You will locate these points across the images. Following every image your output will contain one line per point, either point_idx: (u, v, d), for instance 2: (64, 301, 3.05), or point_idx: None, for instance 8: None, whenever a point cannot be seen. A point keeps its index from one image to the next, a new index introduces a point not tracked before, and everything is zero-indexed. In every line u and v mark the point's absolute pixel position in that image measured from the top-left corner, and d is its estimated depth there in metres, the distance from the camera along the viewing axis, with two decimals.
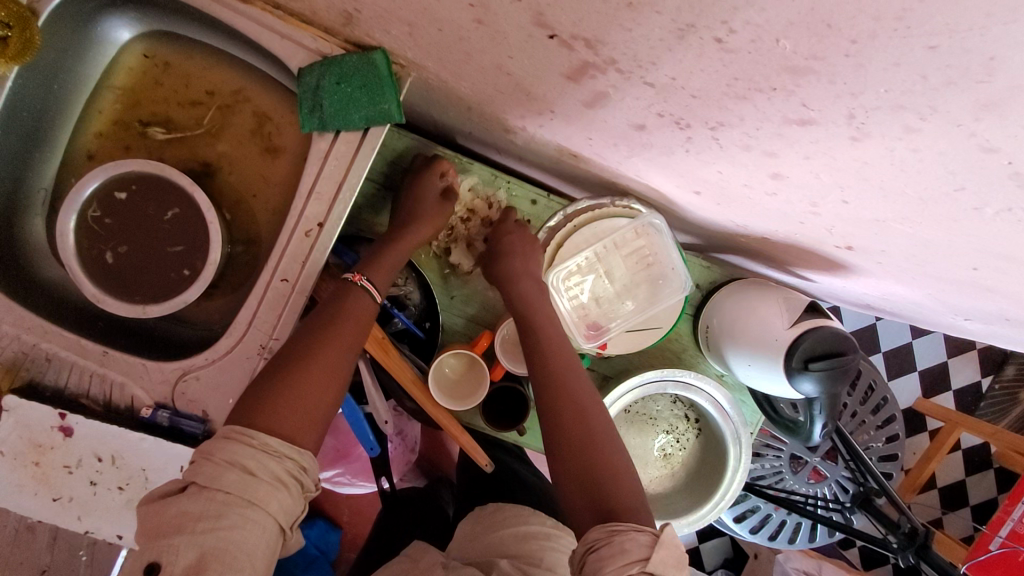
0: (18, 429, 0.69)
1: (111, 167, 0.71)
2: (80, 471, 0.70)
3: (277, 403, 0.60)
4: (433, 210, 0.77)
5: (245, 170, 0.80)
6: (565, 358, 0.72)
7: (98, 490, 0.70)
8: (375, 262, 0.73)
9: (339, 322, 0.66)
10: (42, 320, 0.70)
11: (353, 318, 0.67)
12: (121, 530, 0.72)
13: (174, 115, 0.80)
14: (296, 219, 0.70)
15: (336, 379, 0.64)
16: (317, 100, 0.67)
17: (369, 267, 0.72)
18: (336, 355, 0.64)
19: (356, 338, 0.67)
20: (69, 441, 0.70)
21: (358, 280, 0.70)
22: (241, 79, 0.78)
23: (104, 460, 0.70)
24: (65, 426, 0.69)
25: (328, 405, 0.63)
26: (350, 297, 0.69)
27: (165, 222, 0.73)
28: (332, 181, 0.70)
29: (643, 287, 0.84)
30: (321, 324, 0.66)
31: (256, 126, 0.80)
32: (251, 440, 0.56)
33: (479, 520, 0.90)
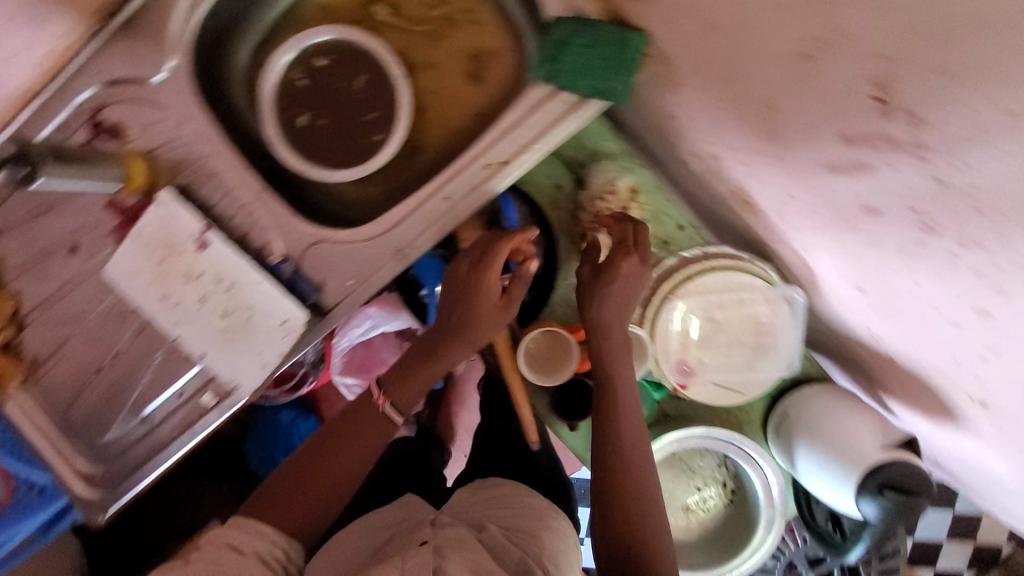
0: (163, 223, 0.72)
1: (313, 32, 0.74)
2: (196, 284, 0.73)
3: (279, 501, 0.67)
4: (483, 322, 0.70)
5: (444, 83, 0.82)
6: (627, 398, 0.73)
7: (203, 307, 0.73)
8: (439, 352, 0.72)
9: (374, 404, 0.73)
10: (222, 138, 0.73)
11: (364, 442, 0.72)
12: (205, 350, 0.74)
13: (404, 3, 0.81)
14: (481, 149, 0.72)
15: (359, 455, 0.71)
16: (556, 52, 0.68)
17: (392, 386, 0.73)
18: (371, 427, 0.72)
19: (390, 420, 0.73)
20: (199, 253, 0.72)
21: (380, 404, 0.72)
22: (480, 1, 0.80)
23: (221, 284, 0.73)
24: (201, 239, 0.72)
25: (351, 467, 0.71)
26: (375, 423, 0.72)
27: (353, 91, 0.76)
28: (532, 129, 0.71)
29: (745, 350, 0.85)
30: (343, 421, 0.73)
31: (473, 49, 0.82)
32: (248, 539, 0.62)
33: (479, 492, 0.91)
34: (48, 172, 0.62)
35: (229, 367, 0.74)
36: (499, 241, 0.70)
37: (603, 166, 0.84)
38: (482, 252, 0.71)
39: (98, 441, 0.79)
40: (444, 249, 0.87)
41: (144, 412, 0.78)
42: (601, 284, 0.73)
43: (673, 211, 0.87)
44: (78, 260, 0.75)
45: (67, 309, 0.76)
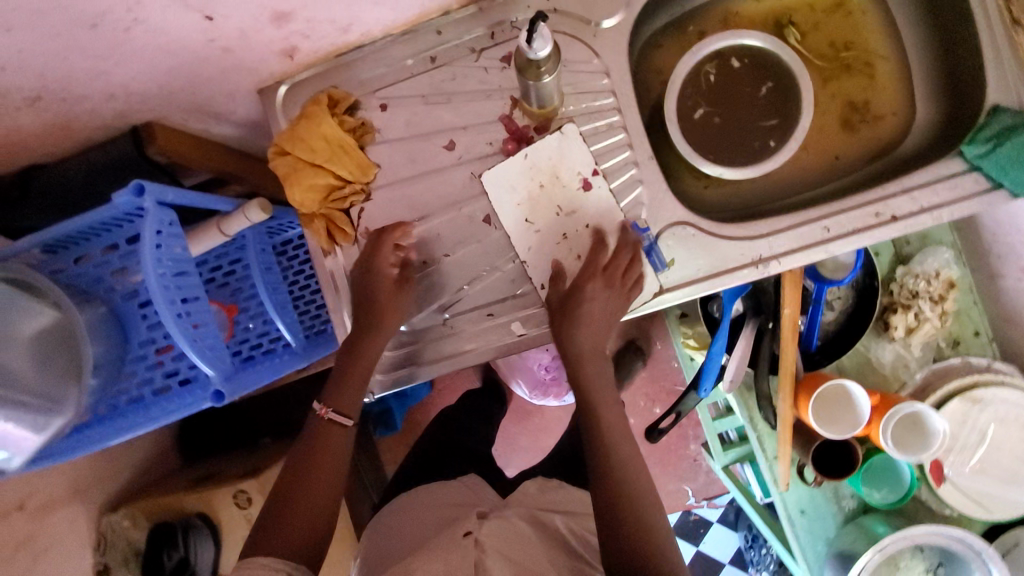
0: (557, 153, 0.74)
1: (750, 36, 0.77)
2: (565, 221, 0.74)
3: (278, 529, 0.65)
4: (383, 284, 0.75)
5: (820, 122, 0.85)
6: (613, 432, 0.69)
7: (562, 243, 0.74)
8: (347, 391, 0.74)
9: (315, 452, 0.71)
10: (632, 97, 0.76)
11: (330, 455, 0.72)
12: (547, 283, 0.74)
13: (817, 39, 0.85)
14: (878, 198, 0.73)
15: (328, 468, 0.71)
16: (999, 138, 0.70)
17: (332, 393, 0.74)
18: (315, 476, 0.70)
19: (333, 467, 0.71)
20: (582, 195, 0.74)
21: (323, 413, 0.73)
22: (886, 65, 0.84)
23: (588, 229, 0.74)
24: (587, 181, 0.74)
25: (326, 473, 0.70)
26: (328, 435, 0.72)
27: (758, 96, 0.79)
28: (933, 198, 0.72)
29: (1007, 473, 0.84)
30: (303, 460, 0.71)
31: (861, 103, 0.84)
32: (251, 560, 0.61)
33: (545, 489, 0.96)
34: (548, 77, 0.67)
35: None
36: (371, 250, 0.76)
37: (934, 252, 0.86)
38: (374, 243, 0.75)
39: None
40: None
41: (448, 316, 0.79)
42: (580, 291, 0.70)
43: (973, 317, 0.87)
44: (449, 157, 0.78)
45: (421, 195, 0.79)
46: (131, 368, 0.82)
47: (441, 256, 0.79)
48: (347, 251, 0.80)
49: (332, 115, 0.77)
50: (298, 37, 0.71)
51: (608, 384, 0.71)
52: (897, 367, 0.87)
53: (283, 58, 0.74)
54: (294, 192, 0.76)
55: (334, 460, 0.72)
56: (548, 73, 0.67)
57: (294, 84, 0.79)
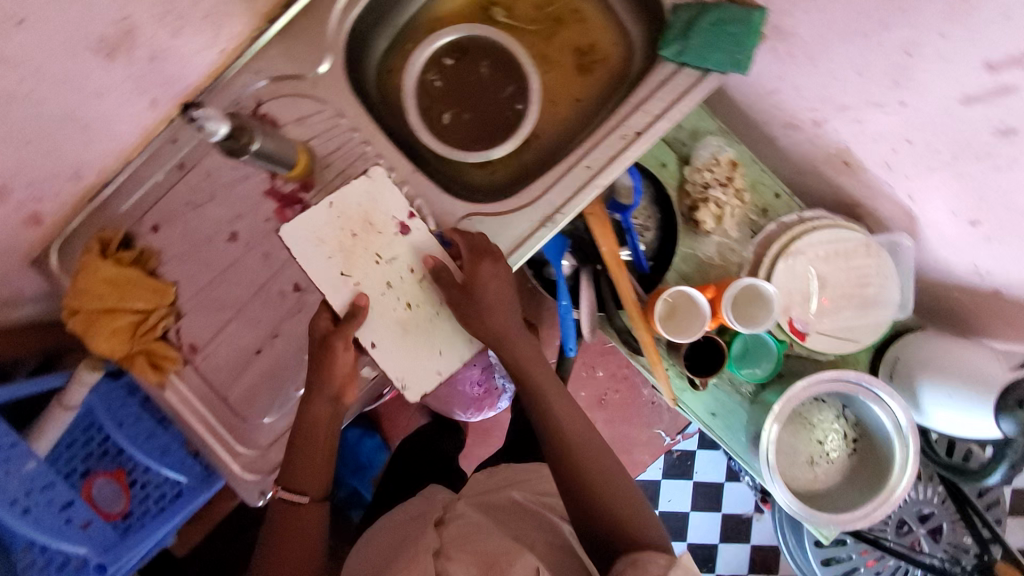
0: (368, 201, 0.73)
1: (447, 31, 0.82)
2: (390, 268, 0.73)
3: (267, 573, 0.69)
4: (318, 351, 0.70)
5: (557, 75, 0.91)
6: (569, 414, 0.78)
7: (409, 288, 0.73)
8: (314, 471, 0.73)
9: (286, 522, 0.71)
10: (374, 124, 0.80)
11: (299, 539, 0.71)
12: (373, 338, 0.71)
13: (520, 5, 0.91)
14: (619, 123, 0.79)
15: (309, 539, 0.71)
16: (684, 33, 0.77)
17: (287, 475, 0.73)
18: (299, 543, 0.70)
19: (314, 539, 0.72)
20: (398, 239, 0.73)
21: (276, 490, 0.72)
22: (587, 3, 0.90)
23: (414, 271, 0.73)
24: (402, 224, 0.73)
25: (306, 540, 0.71)
26: (292, 512, 0.71)
27: (479, 74, 0.84)
28: (662, 102, 0.78)
29: (853, 302, 0.90)
30: (279, 533, 0.71)
31: (582, 44, 0.91)
32: None
33: (493, 477, 0.98)
34: (259, 144, 0.70)
35: None
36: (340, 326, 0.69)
37: (707, 143, 0.93)
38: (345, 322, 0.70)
39: (252, 424, 0.80)
40: (567, 226, 0.91)
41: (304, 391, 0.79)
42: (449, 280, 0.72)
43: (768, 182, 0.95)
44: (236, 247, 0.80)
45: (226, 291, 0.80)
46: None
47: (270, 339, 0.79)
48: (181, 373, 0.80)
49: (107, 258, 0.77)
50: (34, 201, 0.72)
51: (542, 363, 0.80)
52: (727, 252, 0.93)
53: (31, 228, 0.74)
54: (100, 344, 0.76)
55: (305, 546, 0.71)
56: (256, 140, 0.70)
57: (62, 244, 0.79)
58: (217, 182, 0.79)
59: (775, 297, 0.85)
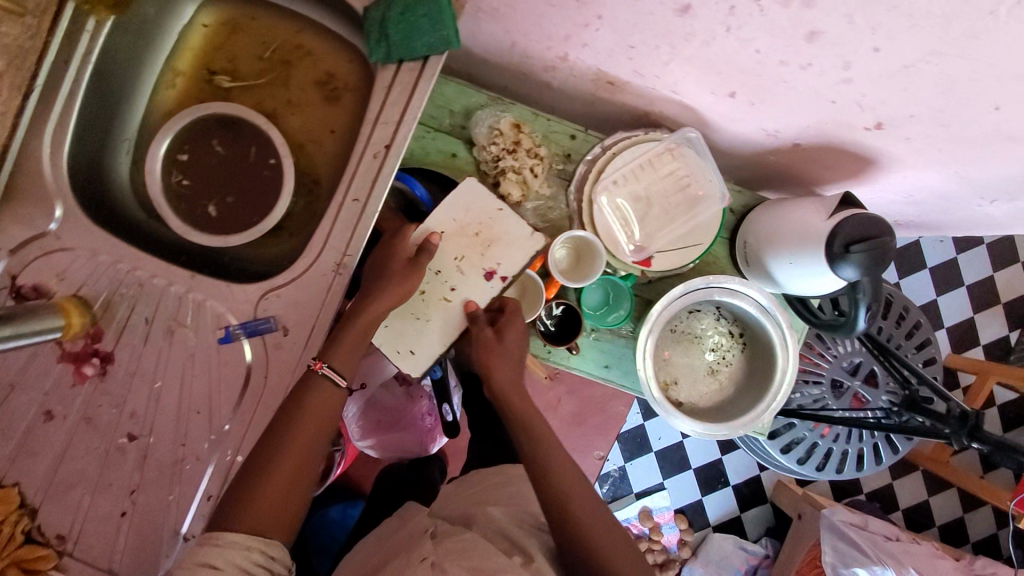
0: (489, 212, 0.82)
1: (167, 129, 0.79)
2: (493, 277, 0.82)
3: (245, 512, 0.67)
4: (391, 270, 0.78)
5: (307, 116, 0.88)
6: (544, 429, 0.79)
7: (449, 303, 0.81)
8: (342, 346, 0.75)
9: (291, 428, 0.71)
10: (134, 249, 0.77)
11: (311, 428, 0.72)
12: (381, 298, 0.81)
13: (241, 66, 0.87)
14: (365, 143, 0.76)
15: (296, 482, 0.70)
16: (383, 32, 0.75)
17: (328, 350, 0.75)
18: (288, 471, 0.70)
19: (307, 454, 0.72)
20: (482, 283, 0.81)
21: (319, 369, 0.73)
22: (303, 36, 0.87)
23: (462, 256, 0.81)
24: (490, 272, 0.81)
25: (297, 486, 0.70)
26: (321, 394, 0.73)
27: (218, 154, 0.82)
28: (397, 107, 0.76)
29: (680, 208, 0.89)
30: (281, 420, 0.72)
31: (318, 76, 0.87)
32: (217, 540, 0.64)
33: (464, 485, 0.94)
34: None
35: (250, 439, 0.76)
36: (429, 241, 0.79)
37: (482, 116, 0.90)
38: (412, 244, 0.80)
39: None
40: None
41: (183, 530, 0.77)
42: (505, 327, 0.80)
43: (560, 126, 0.92)
44: (57, 424, 0.77)
45: (69, 469, 0.77)
46: None
47: (132, 495, 0.77)
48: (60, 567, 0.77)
49: None
50: None
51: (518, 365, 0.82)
52: (552, 210, 0.92)
53: None
54: None
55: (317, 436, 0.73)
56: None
57: None
58: (10, 371, 0.76)
59: (599, 244, 0.86)
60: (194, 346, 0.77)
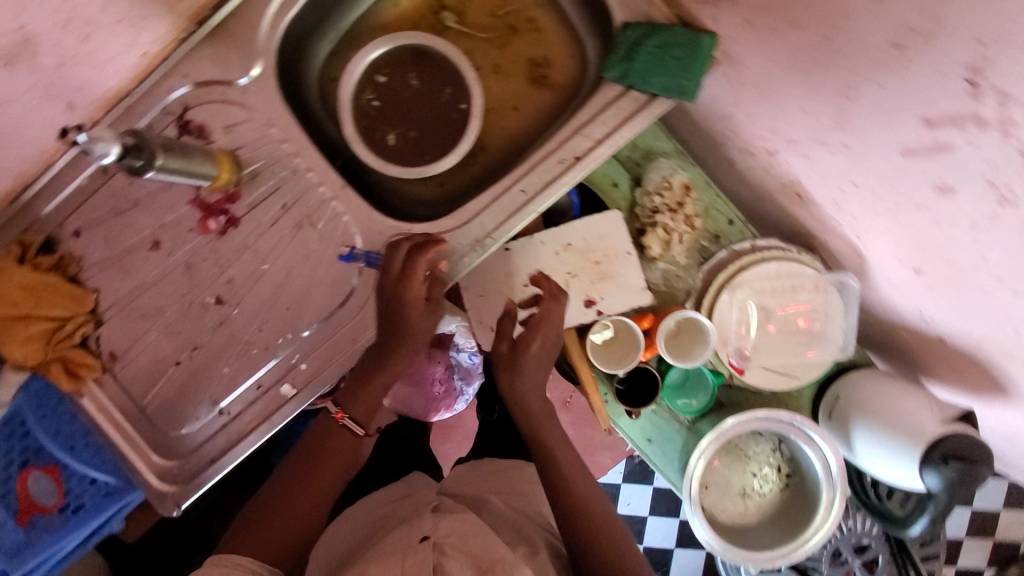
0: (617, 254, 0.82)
1: (382, 43, 0.79)
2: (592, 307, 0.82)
3: (258, 531, 0.72)
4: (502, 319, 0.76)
5: (506, 86, 0.87)
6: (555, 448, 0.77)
7: (540, 307, 0.82)
8: (364, 387, 0.78)
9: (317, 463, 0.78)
10: (303, 135, 0.77)
11: (328, 468, 0.78)
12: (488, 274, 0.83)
13: (471, 11, 0.86)
14: (557, 145, 0.75)
15: (312, 509, 0.76)
16: (630, 54, 0.72)
17: (349, 402, 0.79)
18: (310, 493, 0.76)
19: (325, 490, 0.78)
20: (577, 308, 0.82)
21: (340, 419, 0.79)
22: (542, 12, 0.85)
23: (573, 275, 0.82)
24: (592, 301, 0.82)
25: (313, 517, 0.76)
26: (339, 437, 0.80)
27: (412, 88, 0.82)
28: (603, 127, 0.75)
29: (796, 337, 0.88)
30: (305, 463, 0.78)
31: (534, 55, 0.86)
32: (227, 561, 0.66)
33: (480, 470, 0.96)
34: (158, 159, 0.63)
35: (323, 355, 0.77)
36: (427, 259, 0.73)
37: (660, 164, 0.89)
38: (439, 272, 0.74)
39: (173, 437, 0.79)
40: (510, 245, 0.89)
41: (222, 405, 0.79)
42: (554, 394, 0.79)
43: (723, 207, 0.91)
44: (159, 256, 0.78)
45: (150, 300, 0.78)
46: None
47: (190, 352, 0.79)
48: (100, 382, 0.79)
49: (27, 264, 0.76)
50: None
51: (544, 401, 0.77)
52: (676, 280, 0.91)
53: None
54: (20, 351, 0.75)
55: (334, 473, 0.79)
56: (155, 153, 0.62)
57: None
58: (144, 188, 0.77)
59: (711, 330, 0.83)
60: (310, 248, 0.77)
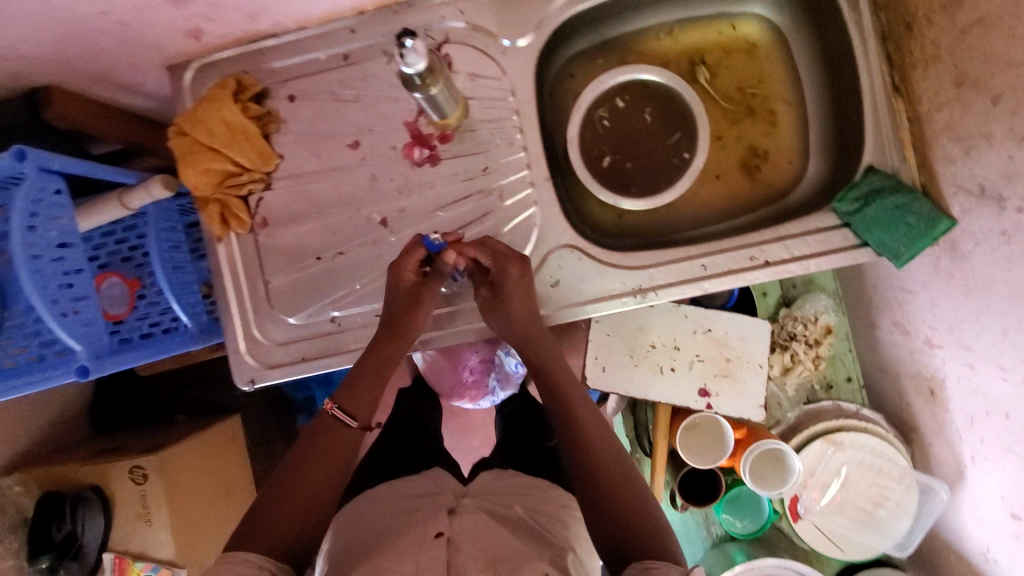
0: (745, 360, 0.83)
1: (632, 71, 0.83)
2: (701, 397, 0.83)
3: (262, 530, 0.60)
4: (527, 317, 0.73)
5: (720, 160, 0.87)
6: (592, 431, 0.70)
7: (656, 374, 0.83)
8: (353, 382, 0.72)
9: (316, 449, 0.68)
10: (535, 116, 0.78)
11: (332, 453, 0.68)
12: (621, 320, 0.84)
13: (725, 79, 0.87)
14: (753, 242, 0.76)
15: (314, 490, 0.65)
16: (866, 199, 0.73)
17: (341, 392, 0.72)
18: (311, 479, 0.66)
19: (333, 470, 0.67)
20: (690, 392, 0.82)
21: (329, 408, 0.71)
22: (788, 113, 0.86)
23: (700, 360, 0.83)
24: (707, 391, 0.82)
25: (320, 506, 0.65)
26: (334, 429, 0.70)
27: (641, 124, 0.84)
28: (804, 247, 0.75)
29: (859, 514, 0.89)
30: (300, 453, 0.68)
31: (760, 145, 0.87)
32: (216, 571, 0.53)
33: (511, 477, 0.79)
34: (433, 86, 0.67)
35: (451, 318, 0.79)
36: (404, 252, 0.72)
37: (815, 298, 0.91)
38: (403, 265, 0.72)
39: (278, 319, 0.80)
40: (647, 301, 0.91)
41: (336, 313, 0.79)
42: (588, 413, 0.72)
43: (847, 363, 0.93)
44: (353, 155, 0.79)
45: (322, 191, 0.79)
46: (7, 334, 0.76)
47: (333, 254, 0.79)
48: (240, 238, 0.79)
49: (236, 103, 0.76)
50: (199, 20, 0.70)
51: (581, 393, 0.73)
52: (772, 404, 0.94)
53: (189, 39, 0.74)
54: (186, 174, 0.75)
55: (334, 458, 0.68)
56: (435, 80, 0.67)
57: (204, 69, 0.79)
58: (373, 90, 0.78)
59: (796, 472, 0.83)
60: (488, 218, 0.78)
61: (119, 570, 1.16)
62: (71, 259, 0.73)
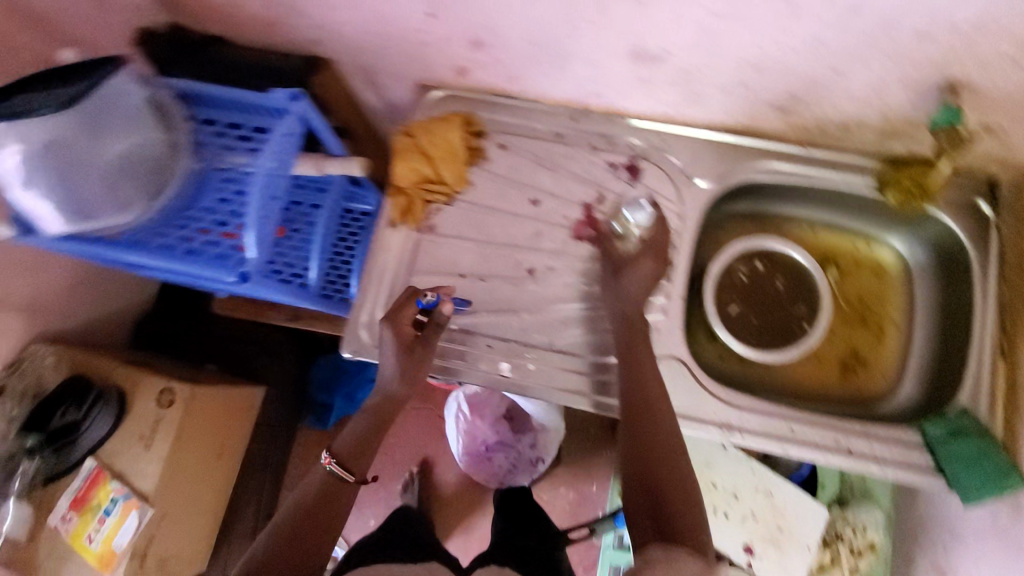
0: (796, 539, 0.84)
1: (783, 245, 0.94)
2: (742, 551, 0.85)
3: None
4: (640, 334, 0.79)
5: (824, 348, 0.96)
6: (652, 396, 0.73)
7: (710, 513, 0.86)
8: (350, 436, 0.78)
9: (312, 506, 0.70)
10: (691, 244, 0.89)
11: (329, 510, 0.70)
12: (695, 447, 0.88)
13: (849, 286, 0.99)
14: (844, 429, 0.81)
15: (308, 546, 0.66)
16: (953, 435, 0.79)
17: (340, 446, 0.76)
18: (308, 534, 0.67)
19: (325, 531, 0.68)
20: (734, 541, 0.85)
21: (327, 463, 0.73)
22: (894, 336, 0.96)
23: (754, 518, 0.86)
24: (751, 548, 0.85)
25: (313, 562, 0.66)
26: (332, 487, 0.72)
27: (771, 288, 0.94)
28: (887, 453, 0.80)
29: None
30: (296, 510, 0.69)
31: (861, 351, 0.96)
32: None
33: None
34: (619, 225, 0.88)
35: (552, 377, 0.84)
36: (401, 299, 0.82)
37: (869, 510, 0.93)
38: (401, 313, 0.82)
39: None
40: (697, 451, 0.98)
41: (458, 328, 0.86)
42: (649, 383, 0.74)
43: None
44: (530, 210, 0.90)
45: (491, 225, 0.89)
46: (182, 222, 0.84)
47: (477, 278, 0.88)
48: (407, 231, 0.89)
49: (463, 130, 0.90)
50: (470, 62, 0.85)
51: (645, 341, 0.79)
52: None
53: (453, 71, 0.89)
54: (398, 167, 0.89)
55: (328, 514, 0.70)
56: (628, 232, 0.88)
57: (444, 95, 0.93)
58: (571, 170, 0.91)
59: None
60: None
61: (91, 480, 1.15)
62: (273, 187, 0.82)
